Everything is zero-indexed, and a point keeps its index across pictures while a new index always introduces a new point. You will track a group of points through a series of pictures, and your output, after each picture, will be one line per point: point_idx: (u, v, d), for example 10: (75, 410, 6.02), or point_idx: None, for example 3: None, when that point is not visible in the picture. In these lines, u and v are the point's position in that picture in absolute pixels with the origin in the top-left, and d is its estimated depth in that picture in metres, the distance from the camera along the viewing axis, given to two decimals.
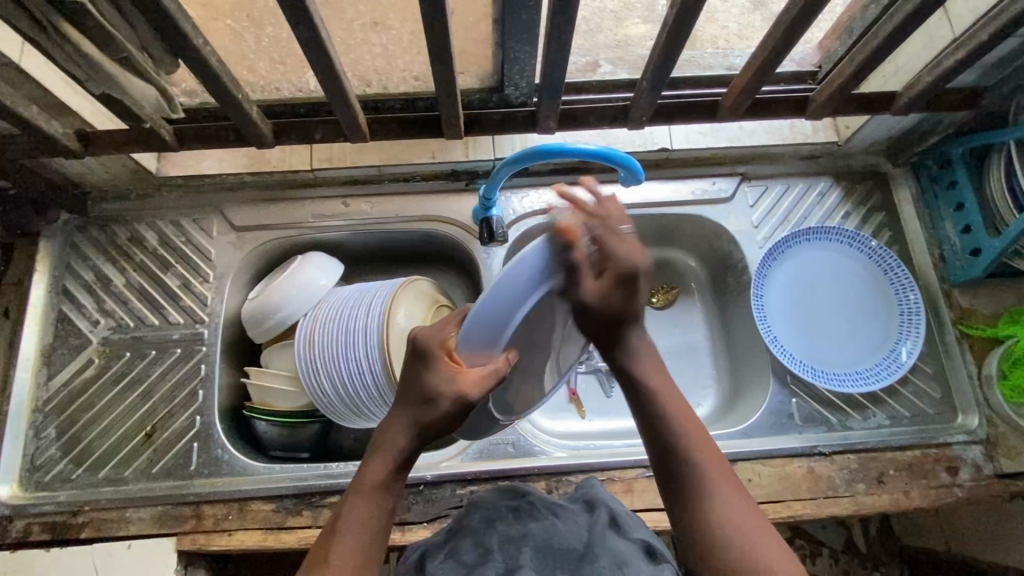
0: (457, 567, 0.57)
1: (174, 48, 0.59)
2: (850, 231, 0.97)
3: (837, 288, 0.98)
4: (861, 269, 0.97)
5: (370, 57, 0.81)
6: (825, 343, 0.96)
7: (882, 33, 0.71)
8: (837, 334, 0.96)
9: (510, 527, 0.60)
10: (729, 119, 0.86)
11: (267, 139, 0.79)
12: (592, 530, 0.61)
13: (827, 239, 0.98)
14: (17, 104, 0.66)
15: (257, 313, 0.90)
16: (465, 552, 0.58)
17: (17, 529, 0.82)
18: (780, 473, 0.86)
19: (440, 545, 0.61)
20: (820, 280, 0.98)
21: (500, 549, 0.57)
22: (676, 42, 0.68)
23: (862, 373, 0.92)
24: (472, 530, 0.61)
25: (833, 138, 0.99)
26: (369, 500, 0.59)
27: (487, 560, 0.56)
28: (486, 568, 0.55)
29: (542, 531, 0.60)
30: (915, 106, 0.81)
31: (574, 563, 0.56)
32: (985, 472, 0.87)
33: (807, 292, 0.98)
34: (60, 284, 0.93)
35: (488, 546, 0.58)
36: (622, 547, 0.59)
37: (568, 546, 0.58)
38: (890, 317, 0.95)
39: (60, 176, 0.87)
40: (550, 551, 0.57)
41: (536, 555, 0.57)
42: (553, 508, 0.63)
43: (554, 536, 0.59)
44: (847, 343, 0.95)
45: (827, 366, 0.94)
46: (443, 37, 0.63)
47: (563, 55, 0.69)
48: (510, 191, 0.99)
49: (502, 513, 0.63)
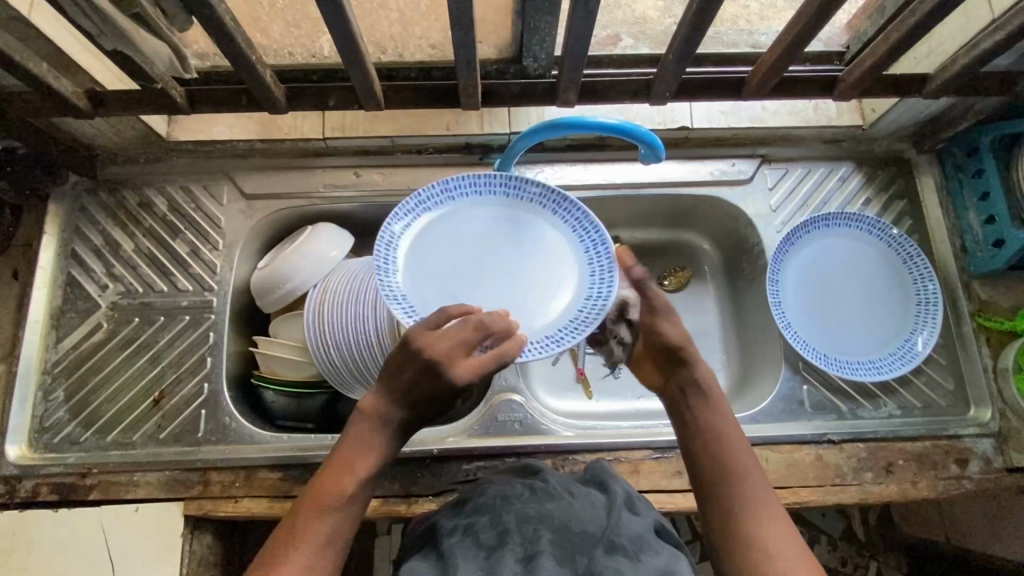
0: (475, 548, 0.57)
1: (190, 6, 0.57)
2: (869, 218, 0.95)
3: (852, 276, 0.96)
4: (876, 258, 0.96)
5: (387, 23, 0.80)
6: (841, 332, 0.94)
7: (921, 10, 0.68)
8: (853, 323, 0.94)
9: (526, 506, 0.61)
10: (754, 99, 0.83)
11: (281, 105, 0.77)
12: (610, 514, 0.61)
13: (844, 226, 0.96)
14: (27, 59, 0.64)
15: (268, 281, 0.89)
16: (483, 532, 0.59)
17: (26, 488, 0.83)
18: (788, 459, 0.86)
19: (454, 525, 0.62)
20: (835, 269, 0.96)
21: (518, 530, 0.58)
22: (706, 15, 0.65)
23: (875, 362, 0.91)
24: (488, 511, 0.61)
25: (857, 121, 0.96)
26: (325, 520, 0.59)
27: (506, 541, 0.57)
28: (504, 550, 0.56)
29: (560, 511, 0.60)
30: (946, 89, 0.78)
31: (592, 546, 0.57)
32: (995, 466, 0.86)
33: (825, 282, 0.96)
34: (69, 247, 0.92)
35: (506, 526, 0.59)
36: (636, 530, 0.59)
37: (586, 530, 0.59)
38: (904, 306, 0.93)
39: (69, 136, 0.86)
40: (567, 534, 0.58)
41: (554, 538, 0.57)
42: (569, 488, 0.64)
43: (572, 519, 0.59)
44: (861, 332, 0.94)
45: (840, 354, 0.92)
46: (464, 3, 0.60)
47: (587, 25, 0.66)
48: (524, 167, 0.97)
49: (518, 491, 0.64)
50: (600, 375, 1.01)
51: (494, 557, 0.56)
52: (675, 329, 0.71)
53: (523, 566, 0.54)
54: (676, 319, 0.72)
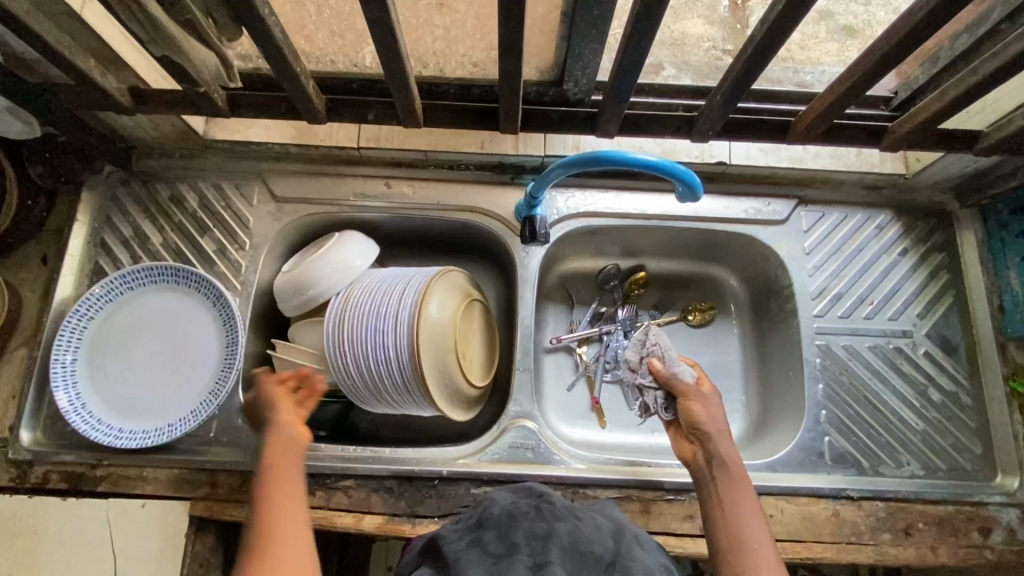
0: (483, 556, 0.56)
1: (241, 18, 0.57)
2: (180, 265, 0.88)
3: (215, 345, 0.88)
4: (202, 316, 0.89)
5: (431, 39, 0.77)
6: (137, 391, 0.86)
7: (983, 70, 0.65)
8: (154, 392, 0.86)
9: (533, 525, 0.60)
10: (799, 142, 0.81)
11: (320, 115, 0.77)
12: (619, 543, 0.60)
13: (161, 281, 0.89)
14: (75, 55, 0.65)
15: (291, 286, 0.89)
16: (490, 544, 0.57)
17: (37, 474, 0.84)
18: (804, 512, 0.83)
19: (457, 537, 0.61)
20: (123, 311, 0.88)
21: (526, 544, 0.56)
22: (763, 56, 0.63)
23: (190, 415, 0.84)
24: (495, 527, 0.60)
25: (901, 169, 0.94)
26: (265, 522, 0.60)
27: (514, 551, 0.55)
28: (514, 559, 0.54)
29: (566, 531, 0.59)
30: (999, 149, 0.75)
31: (601, 567, 0.55)
32: (1019, 537, 0.84)
33: (177, 348, 0.88)
34: (99, 236, 0.92)
35: (514, 540, 0.57)
36: (648, 563, 0.57)
37: (594, 550, 0.57)
38: (223, 381, 0.85)
39: (108, 128, 0.87)
40: (576, 551, 0.56)
41: (562, 551, 0.56)
42: (575, 512, 0.64)
43: (579, 539, 0.58)
44: (164, 394, 0.86)
45: (114, 409, 0.85)
46: (515, 32, 0.59)
47: (636, 61, 0.65)
48: (556, 190, 0.96)
49: (524, 511, 0.64)
50: (615, 406, 1.00)
51: (502, 564, 0.54)
52: (706, 407, 0.73)
53: (532, 573, 0.52)
54: (710, 404, 0.73)
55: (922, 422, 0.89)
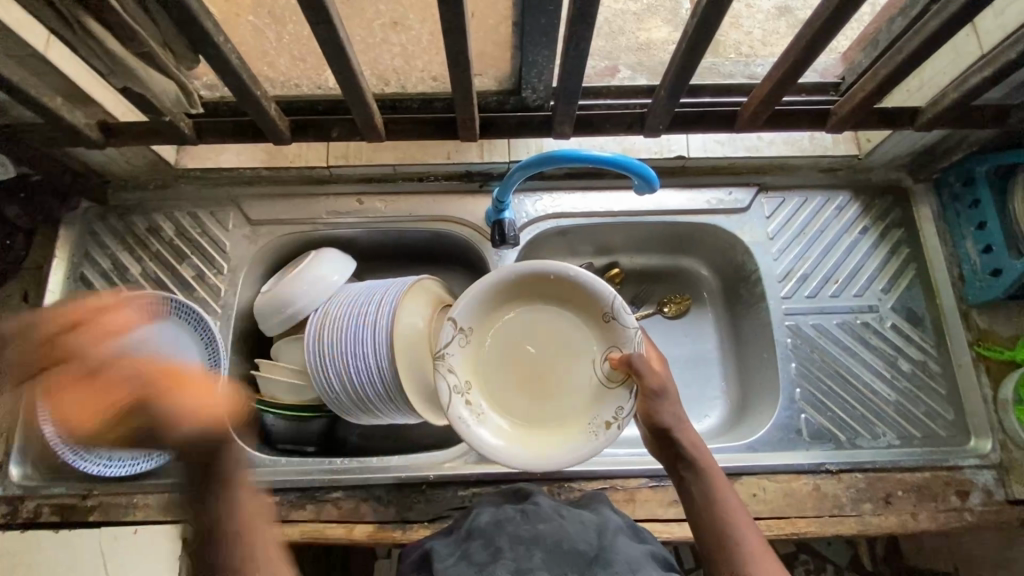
0: (468, 566, 0.59)
1: (198, 47, 0.60)
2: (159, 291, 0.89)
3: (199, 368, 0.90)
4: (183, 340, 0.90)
5: (389, 57, 0.80)
6: None
7: (908, 48, 0.69)
8: None
9: (519, 529, 0.63)
10: (748, 130, 0.84)
11: (285, 136, 0.79)
12: (602, 536, 0.62)
13: None
14: (41, 94, 0.67)
15: (270, 306, 0.91)
16: (475, 554, 0.60)
17: (28, 509, 0.84)
18: (785, 489, 0.85)
19: (446, 548, 0.63)
20: None
21: (510, 550, 0.60)
22: (697, 50, 0.67)
23: None
24: (481, 534, 0.63)
25: (853, 151, 0.98)
26: None
27: (497, 559, 0.59)
28: (497, 567, 0.57)
29: (550, 531, 0.62)
30: (936, 123, 0.79)
31: (584, 565, 0.59)
32: (996, 498, 0.86)
33: None
34: (78, 270, 0.94)
35: (499, 546, 0.60)
36: (632, 555, 0.60)
37: (578, 548, 0.60)
38: None
39: (81, 163, 0.89)
40: (559, 552, 0.60)
41: (545, 555, 0.59)
42: (560, 509, 0.66)
43: (562, 538, 0.61)
44: None
45: None
46: (460, 43, 0.62)
47: (580, 63, 0.68)
48: (522, 194, 0.99)
49: (510, 514, 0.66)
50: None
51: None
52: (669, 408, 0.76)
53: None
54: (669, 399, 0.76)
55: (894, 393, 0.92)
